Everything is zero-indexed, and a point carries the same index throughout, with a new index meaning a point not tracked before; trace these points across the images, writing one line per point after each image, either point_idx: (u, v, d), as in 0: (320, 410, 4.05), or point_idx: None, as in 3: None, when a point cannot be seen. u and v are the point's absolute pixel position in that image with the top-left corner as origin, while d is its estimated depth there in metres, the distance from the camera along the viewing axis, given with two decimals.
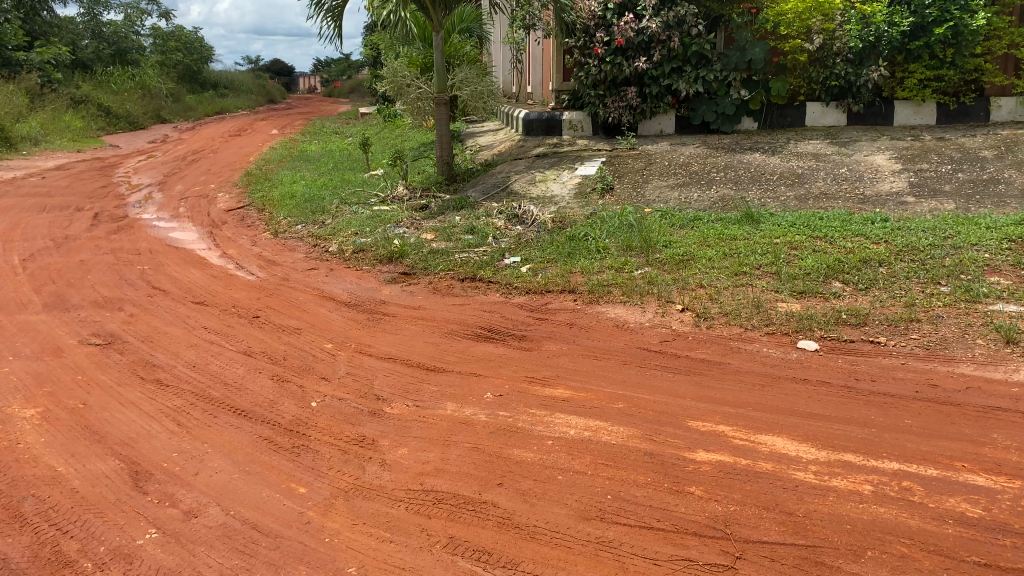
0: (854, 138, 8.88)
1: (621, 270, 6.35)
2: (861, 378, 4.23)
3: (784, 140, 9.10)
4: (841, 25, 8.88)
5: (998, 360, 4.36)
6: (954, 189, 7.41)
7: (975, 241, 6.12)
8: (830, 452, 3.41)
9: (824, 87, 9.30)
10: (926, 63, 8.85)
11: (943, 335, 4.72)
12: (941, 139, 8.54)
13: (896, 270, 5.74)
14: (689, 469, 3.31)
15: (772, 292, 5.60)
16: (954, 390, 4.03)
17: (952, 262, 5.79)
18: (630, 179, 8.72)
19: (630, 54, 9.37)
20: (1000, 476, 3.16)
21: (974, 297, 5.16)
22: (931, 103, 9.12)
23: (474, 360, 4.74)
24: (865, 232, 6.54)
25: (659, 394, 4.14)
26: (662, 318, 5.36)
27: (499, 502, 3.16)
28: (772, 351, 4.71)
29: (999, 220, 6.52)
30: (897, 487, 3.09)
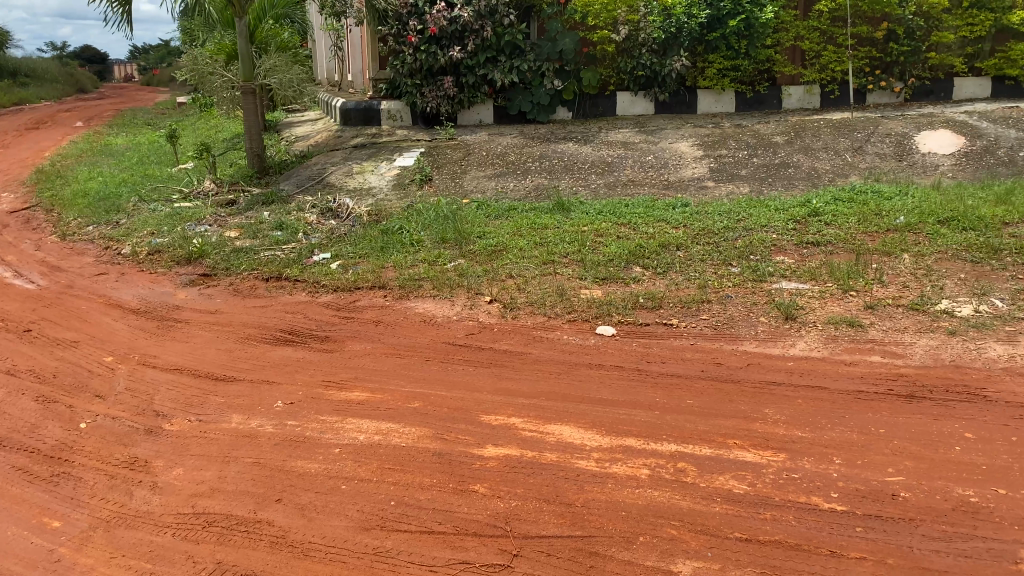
0: (660, 127, 9.21)
1: (434, 263, 6.25)
2: (652, 361, 4.35)
3: (596, 130, 9.32)
4: (644, 16, 9.19)
5: (777, 337, 4.61)
6: (749, 173, 7.84)
7: (764, 223, 6.47)
8: (613, 437, 3.46)
9: (632, 78, 9.55)
10: (723, 54, 9.27)
11: (730, 314, 4.93)
12: (738, 126, 9.01)
13: (692, 253, 5.98)
14: (475, 467, 3.26)
15: (576, 279, 5.69)
16: (735, 367, 4.23)
17: (743, 243, 6.10)
18: (448, 170, 8.64)
19: (444, 43, 9.31)
20: (766, 450, 3.31)
21: (760, 277, 5.45)
22: (730, 92, 9.60)
23: (268, 367, 4.50)
24: (666, 217, 6.78)
25: (457, 390, 4.08)
26: (469, 311, 5.31)
27: (275, 519, 2.99)
28: (572, 338, 4.76)
29: (786, 203, 6.93)
30: (672, 469, 3.18)
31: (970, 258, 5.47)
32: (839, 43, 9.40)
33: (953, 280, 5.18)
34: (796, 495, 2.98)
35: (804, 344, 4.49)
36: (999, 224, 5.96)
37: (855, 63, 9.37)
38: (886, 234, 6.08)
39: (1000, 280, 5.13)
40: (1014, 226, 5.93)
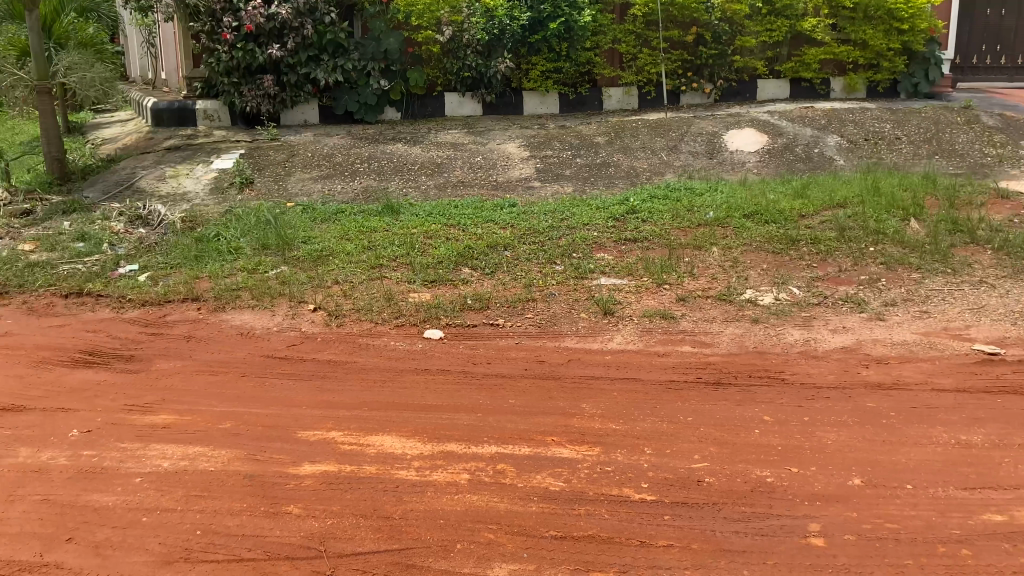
0: (488, 128, 9.30)
1: (255, 271, 5.99)
2: (477, 363, 4.36)
3: (424, 131, 9.28)
4: (467, 16, 9.21)
5: (597, 332, 4.74)
6: (574, 172, 8.08)
7: (587, 221, 6.65)
8: (434, 444, 3.44)
9: (458, 78, 9.58)
10: (545, 55, 9.51)
11: (553, 312, 5.03)
12: (562, 127, 9.24)
13: (519, 253, 6.06)
14: (290, 486, 3.14)
15: (404, 283, 5.61)
16: (557, 364, 4.31)
17: (568, 242, 6.25)
18: (271, 172, 8.32)
19: (263, 41, 8.97)
20: (582, 445, 3.39)
21: (582, 274, 5.60)
22: (553, 93, 9.82)
23: (65, 393, 4.14)
24: (494, 218, 6.83)
25: (274, 406, 3.92)
26: (291, 320, 5.12)
27: (64, 562, 2.74)
28: (397, 344, 4.69)
29: (608, 201, 7.16)
30: (491, 472, 3.19)
31: (772, 249, 5.85)
32: (653, 46, 9.82)
33: (757, 270, 5.52)
34: (609, 488, 3.07)
35: (622, 338, 4.64)
36: (796, 217, 6.41)
37: (669, 65, 9.81)
38: (698, 229, 6.40)
39: (797, 269, 5.52)
40: (810, 218, 6.39)
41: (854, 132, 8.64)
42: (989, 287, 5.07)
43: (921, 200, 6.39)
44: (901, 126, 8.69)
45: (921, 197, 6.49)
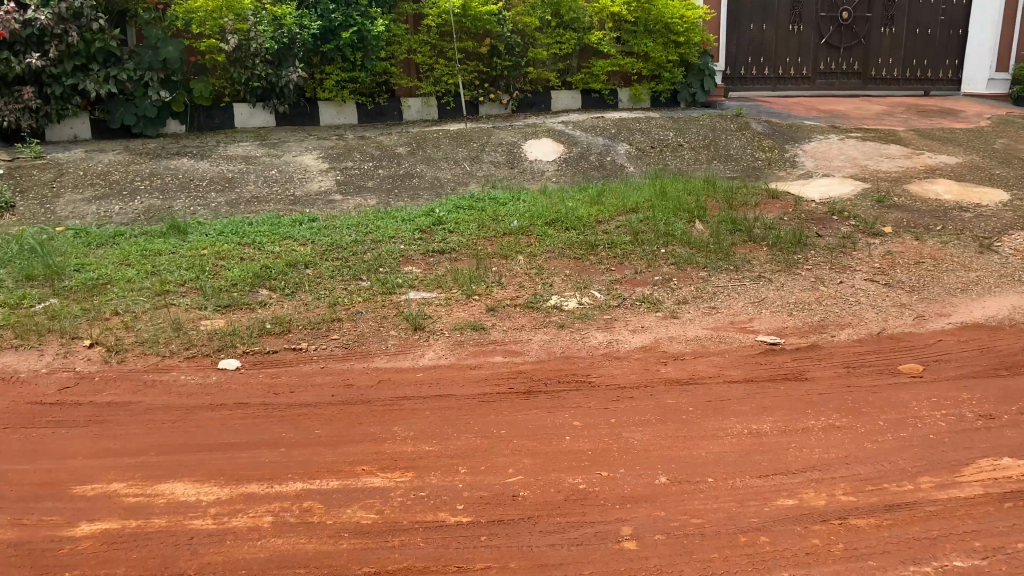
0: (282, 140, 8.92)
1: (17, 306, 5.31)
2: (280, 393, 4.09)
3: (213, 144, 8.73)
4: (254, 25, 8.73)
5: (406, 348, 4.60)
6: (376, 185, 7.93)
7: (392, 234, 6.50)
8: (233, 487, 3.17)
9: (247, 88, 9.13)
10: (340, 65, 9.25)
11: (360, 331, 4.83)
12: (362, 138, 9.03)
13: (322, 270, 5.80)
14: (62, 553, 2.77)
15: (195, 310, 5.19)
16: (366, 387, 4.13)
17: (373, 256, 6.06)
18: (36, 194, 7.49)
19: (18, 49, 8.11)
20: (394, 472, 3.25)
21: (389, 289, 5.44)
22: (351, 103, 9.64)
23: None
24: (294, 234, 6.52)
25: (45, 461, 3.46)
26: (63, 360, 4.58)
27: None
28: (189, 378, 4.32)
29: (411, 213, 7.04)
30: (298, 511, 2.99)
31: (574, 255, 5.98)
32: (449, 57, 9.81)
33: (560, 276, 5.62)
34: (423, 514, 2.95)
35: (433, 353, 4.53)
36: (594, 222, 6.59)
37: (465, 76, 9.89)
38: (503, 238, 6.42)
39: (598, 273, 5.67)
40: (607, 223, 6.60)
41: (642, 140, 9.08)
42: (767, 281, 5.47)
43: (704, 203, 6.80)
44: (683, 133, 9.26)
45: (704, 200, 6.91)
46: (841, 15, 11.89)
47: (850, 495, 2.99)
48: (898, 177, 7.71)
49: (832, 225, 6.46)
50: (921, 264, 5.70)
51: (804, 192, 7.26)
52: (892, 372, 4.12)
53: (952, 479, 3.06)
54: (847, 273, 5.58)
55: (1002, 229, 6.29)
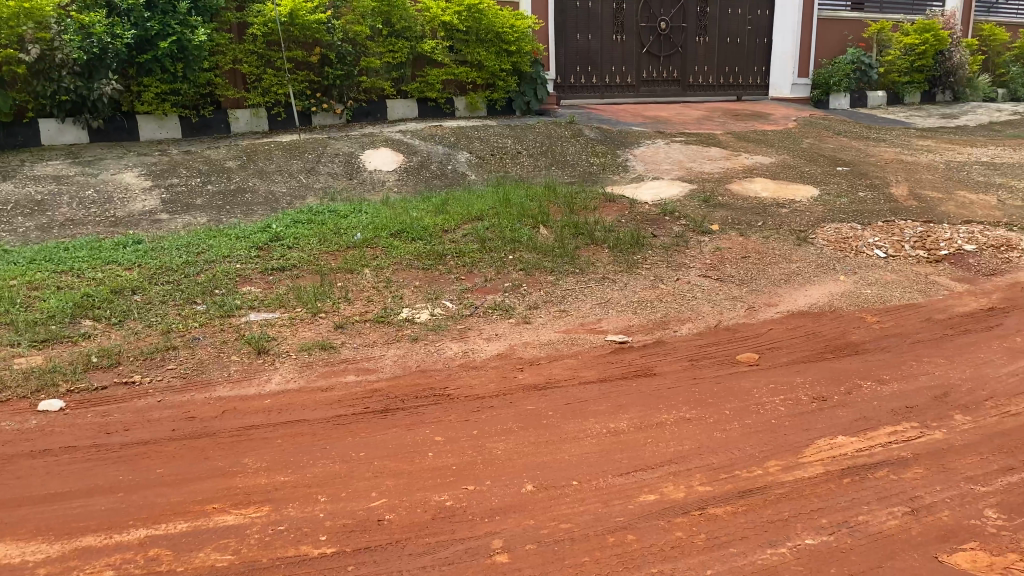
0: (97, 157, 8.27)
1: None
2: (112, 432, 3.75)
3: (17, 163, 7.96)
4: (58, 34, 8.09)
5: (251, 374, 4.36)
6: (205, 202, 7.50)
7: (227, 253, 6.16)
8: (65, 542, 2.87)
9: (54, 103, 8.40)
10: (158, 77, 8.68)
11: (199, 359, 4.53)
12: (187, 153, 8.53)
13: (152, 295, 5.40)
14: None
15: (6, 347, 4.68)
16: (210, 418, 3.87)
17: (206, 277, 5.72)
18: None
19: None
20: (248, 508, 3.06)
21: (227, 311, 5.14)
22: (173, 117, 9.10)
23: None
24: (117, 258, 6.04)
25: None
26: None
27: None
28: (3, 424, 3.87)
29: (247, 229, 6.71)
30: (143, 561, 2.74)
31: (421, 266, 5.90)
32: (277, 67, 9.48)
33: (409, 288, 5.54)
34: (284, 550, 2.78)
35: (280, 377, 4.31)
36: (439, 232, 6.54)
37: (295, 86, 9.59)
38: (346, 251, 6.24)
39: (446, 283, 5.63)
40: (453, 232, 6.56)
41: (480, 148, 9.14)
42: (611, 282, 5.62)
43: (546, 208, 6.91)
44: (520, 141, 9.40)
45: (546, 206, 7.03)
46: (660, 25, 12.53)
47: (706, 486, 3.04)
48: (721, 177, 8.17)
49: (666, 225, 6.75)
50: (748, 258, 6.06)
51: (638, 195, 7.54)
52: (732, 362, 4.32)
53: (796, 460, 3.20)
54: (683, 270, 5.84)
55: (816, 222, 6.80)
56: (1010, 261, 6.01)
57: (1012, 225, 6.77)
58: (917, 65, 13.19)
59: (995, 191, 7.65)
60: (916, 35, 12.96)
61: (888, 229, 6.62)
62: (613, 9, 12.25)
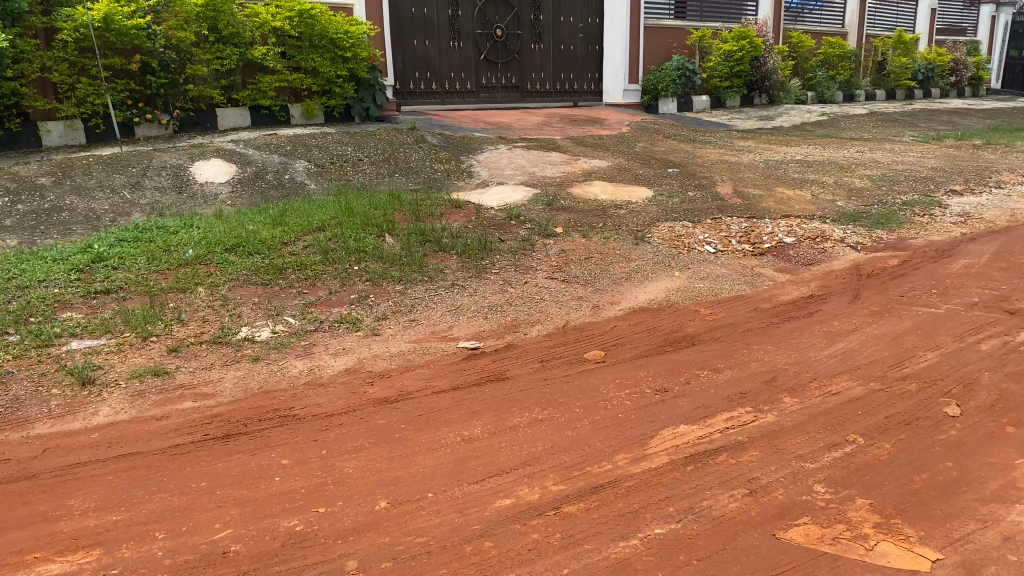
0: None
1: None
2: None
3: None
4: None
5: (74, 408, 4.00)
6: (15, 223, 6.86)
7: (42, 277, 5.67)
8: None
9: None
10: None
11: (14, 395, 4.13)
12: None
13: None
14: None
15: None
16: (28, 459, 3.52)
17: (19, 305, 5.24)
18: None
19: None
20: (76, 553, 2.80)
21: (45, 340, 4.72)
22: None
23: None
24: None
25: None
26: None
27: None
28: None
29: (64, 251, 6.20)
30: None
31: (260, 281, 5.66)
32: (93, 76, 8.86)
33: (248, 305, 5.30)
34: None
35: (109, 409, 4.00)
36: (279, 245, 6.31)
37: (114, 96, 8.96)
38: (178, 270, 5.89)
39: (288, 298, 5.42)
40: (293, 245, 6.34)
41: (319, 156, 8.91)
42: (459, 288, 5.61)
43: (390, 217, 6.82)
44: (360, 148, 9.24)
45: (390, 214, 6.93)
46: (495, 32, 12.67)
47: (560, 485, 3.07)
48: (562, 181, 8.37)
49: (511, 229, 6.82)
50: (591, 259, 6.22)
51: (483, 200, 7.59)
52: (580, 361, 4.41)
53: (643, 452, 3.29)
54: (530, 273, 5.92)
55: (651, 222, 7.09)
56: (824, 251, 6.50)
57: (824, 217, 7.33)
58: (735, 70, 14.08)
59: (809, 187, 8.27)
60: (733, 42, 13.76)
61: (717, 225, 7.00)
62: (448, 16, 12.27)
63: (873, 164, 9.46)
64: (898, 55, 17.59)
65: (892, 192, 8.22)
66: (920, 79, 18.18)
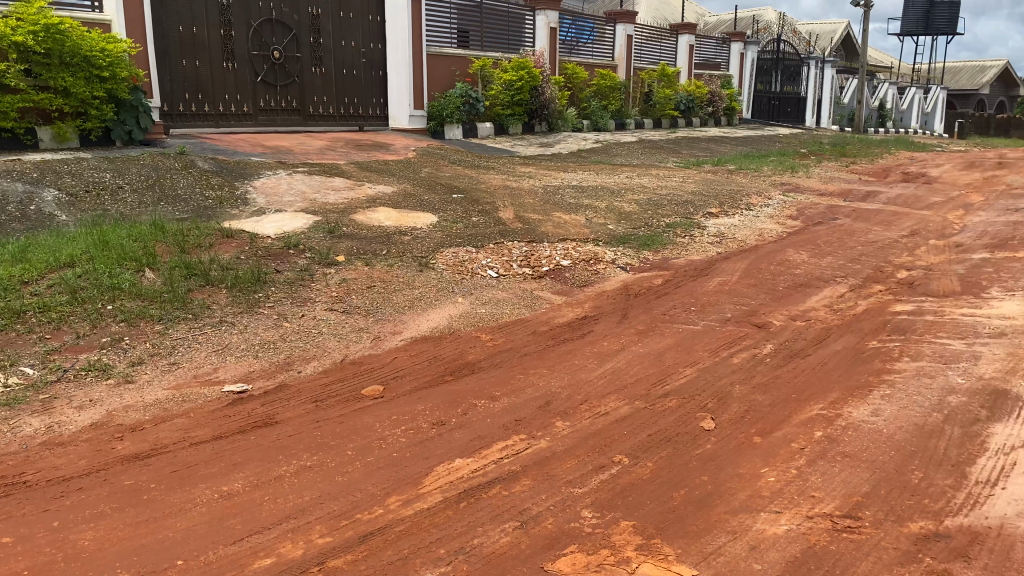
0: None
1: None
2: None
3: None
4: None
5: None
6: None
7: None
8: None
9: None
10: None
11: None
12: None
13: None
14: None
15: None
16: None
17: None
18: None
19: None
20: None
21: None
22: None
23: None
24: None
25: None
26: None
27: None
28: None
29: None
30: None
31: None
32: None
33: None
34: None
35: None
36: (18, 284, 5.59)
37: None
38: None
39: (26, 344, 4.81)
40: (35, 284, 5.64)
41: (72, 183, 8.10)
42: (228, 325, 5.26)
43: (151, 249, 6.27)
44: (121, 174, 8.51)
45: (152, 246, 6.40)
46: (273, 54, 12.21)
47: (326, 537, 2.89)
48: (344, 207, 8.14)
49: (288, 259, 6.51)
50: (373, 287, 6.05)
51: (258, 228, 7.20)
52: (356, 398, 4.18)
53: (415, 492, 3.18)
54: (307, 305, 5.66)
55: (434, 248, 7.03)
56: (598, 273, 6.76)
57: (598, 240, 7.66)
58: (516, 99, 14.55)
59: (584, 212, 8.61)
60: (512, 72, 14.26)
61: (499, 250, 7.10)
62: (220, 36, 11.67)
63: (642, 189, 10.05)
64: (662, 86, 18.99)
65: (658, 215, 8.76)
66: (682, 109, 19.73)
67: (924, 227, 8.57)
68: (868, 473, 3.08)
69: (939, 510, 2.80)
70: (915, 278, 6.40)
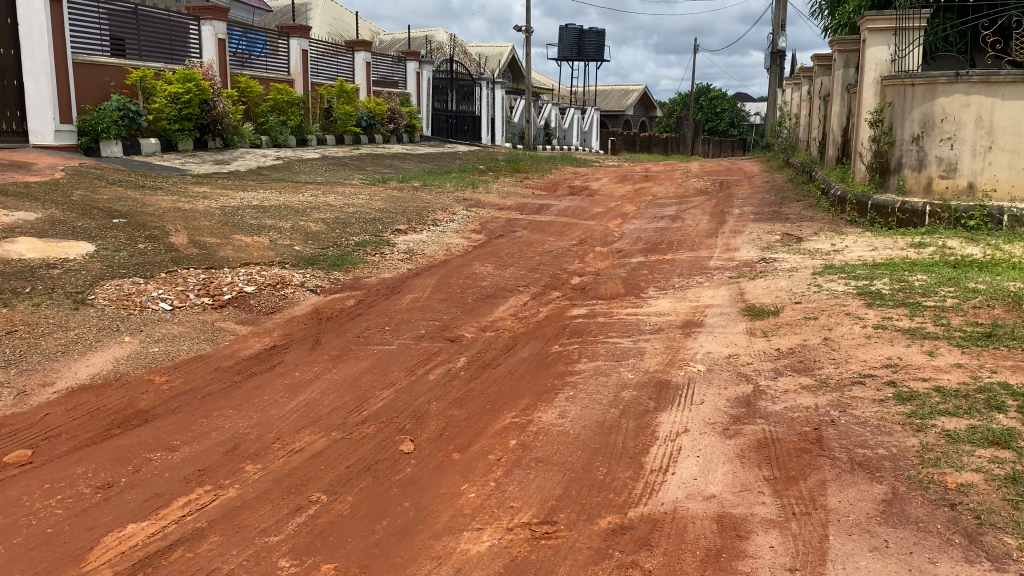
0: None
1: None
2: None
3: None
4: None
5: None
6: None
7: None
8: None
9: None
10: None
11: None
12: None
13: None
14: None
15: None
16: None
17: None
18: None
19: None
20: None
21: None
22: None
23: None
24: None
25: None
26: None
27: None
28: None
29: None
30: None
31: None
32: None
33: None
34: None
35: None
36: None
37: None
38: None
39: None
40: None
41: None
42: None
43: None
44: None
45: None
46: None
47: None
48: None
49: None
50: (14, 332, 5.16)
51: None
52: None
53: (77, 572, 2.71)
54: None
55: (93, 281, 6.21)
56: (285, 298, 6.45)
57: (284, 263, 7.33)
58: (184, 113, 13.56)
59: (267, 233, 8.19)
60: (179, 83, 13.40)
61: (171, 279, 6.46)
62: None
63: (327, 207, 9.81)
64: (342, 103, 18.89)
65: (345, 233, 8.61)
66: (363, 126, 19.74)
67: (590, 235, 9.38)
68: (559, 476, 3.20)
69: (623, 503, 2.96)
70: (587, 283, 6.94)
